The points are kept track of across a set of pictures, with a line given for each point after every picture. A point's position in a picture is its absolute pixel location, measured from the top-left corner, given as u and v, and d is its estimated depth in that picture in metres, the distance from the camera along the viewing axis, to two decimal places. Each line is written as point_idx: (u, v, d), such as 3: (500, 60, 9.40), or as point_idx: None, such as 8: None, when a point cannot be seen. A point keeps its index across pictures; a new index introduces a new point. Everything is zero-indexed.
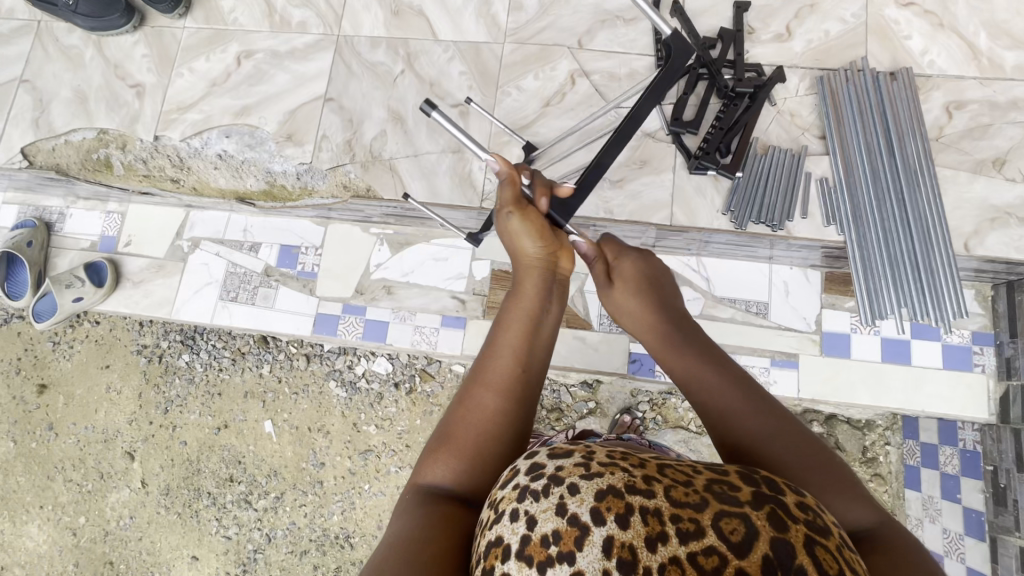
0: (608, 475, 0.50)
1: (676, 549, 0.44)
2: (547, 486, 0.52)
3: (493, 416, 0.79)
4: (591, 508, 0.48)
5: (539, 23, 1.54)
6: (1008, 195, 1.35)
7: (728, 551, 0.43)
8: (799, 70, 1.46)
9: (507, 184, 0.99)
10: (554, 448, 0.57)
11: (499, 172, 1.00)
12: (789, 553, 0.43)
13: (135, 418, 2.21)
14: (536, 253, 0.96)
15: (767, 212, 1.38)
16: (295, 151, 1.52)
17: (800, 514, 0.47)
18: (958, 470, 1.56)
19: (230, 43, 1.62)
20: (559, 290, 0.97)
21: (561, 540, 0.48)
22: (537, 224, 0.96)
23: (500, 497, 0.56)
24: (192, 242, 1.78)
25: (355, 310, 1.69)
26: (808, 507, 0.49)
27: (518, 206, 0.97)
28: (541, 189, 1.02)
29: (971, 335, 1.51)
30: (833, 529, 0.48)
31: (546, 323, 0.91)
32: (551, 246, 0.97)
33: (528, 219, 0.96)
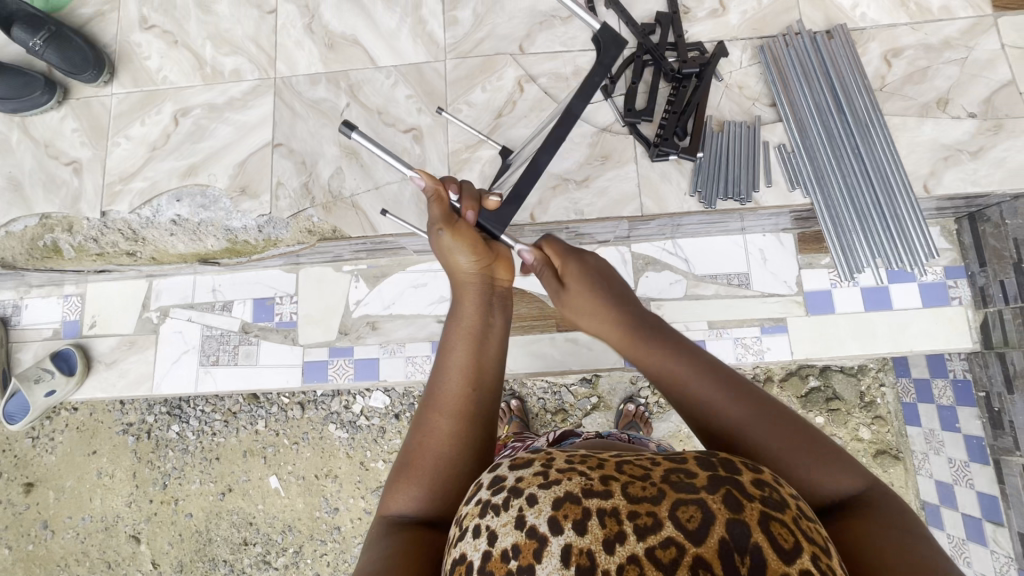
0: (567, 480, 0.51)
1: (635, 547, 0.44)
2: (506, 500, 0.53)
3: (449, 440, 0.80)
4: (548, 518, 0.48)
5: (477, 34, 1.53)
6: (956, 132, 1.38)
7: (685, 540, 0.44)
8: (739, 42, 1.47)
9: (434, 201, 0.97)
10: (515, 460, 0.58)
11: (425, 188, 0.98)
12: (743, 533, 0.44)
13: (133, 499, 2.13)
14: (473, 270, 0.98)
15: (732, 186, 1.39)
16: (252, 205, 1.47)
17: (756, 492, 0.48)
18: (953, 400, 1.63)
19: (163, 103, 1.56)
20: (499, 302, 0.97)
21: (520, 553, 0.47)
22: (469, 241, 0.96)
23: (465, 513, 0.56)
24: (161, 312, 1.71)
25: (342, 351, 1.65)
26: (764, 483, 0.50)
27: (449, 222, 0.97)
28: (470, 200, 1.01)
29: (944, 271, 1.56)
30: (790, 501, 0.49)
31: (492, 335, 0.92)
32: (484, 259, 0.98)
33: (460, 236, 0.97)
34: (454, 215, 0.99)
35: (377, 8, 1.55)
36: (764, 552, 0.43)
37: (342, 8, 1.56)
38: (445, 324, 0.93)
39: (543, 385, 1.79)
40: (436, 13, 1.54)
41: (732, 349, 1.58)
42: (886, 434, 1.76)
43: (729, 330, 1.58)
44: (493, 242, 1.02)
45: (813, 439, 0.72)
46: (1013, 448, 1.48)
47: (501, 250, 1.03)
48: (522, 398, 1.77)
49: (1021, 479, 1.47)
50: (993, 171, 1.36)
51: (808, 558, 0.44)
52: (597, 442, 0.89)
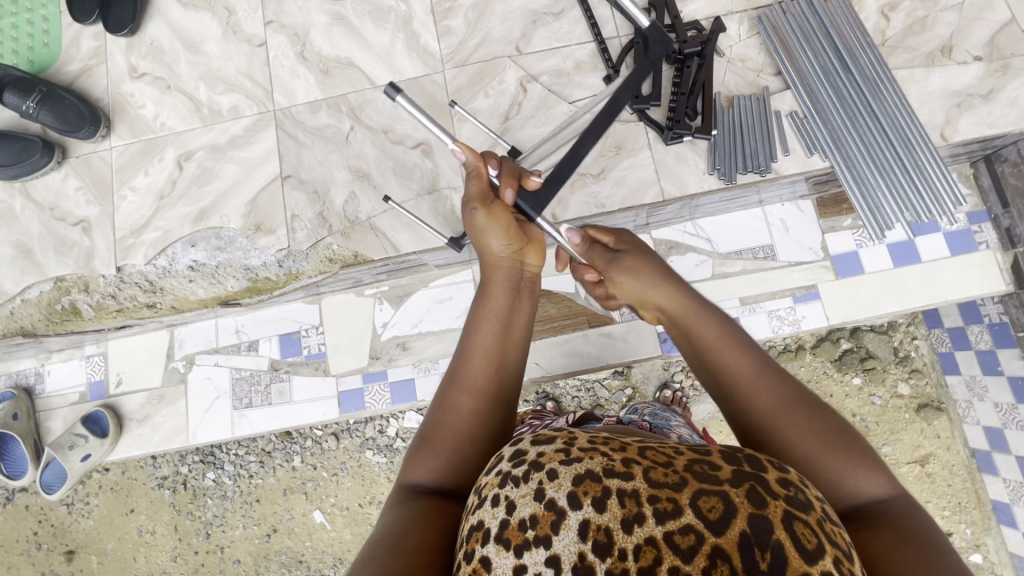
0: (589, 458, 0.56)
1: (652, 529, 0.49)
2: (528, 472, 0.57)
3: (468, 417, 0.85)
4: (567, 492, 0.54)
5: (472, 41, 1.51)
6: (966, 77, 1.37)
7: (704, 528, 0.49)
8: (736, 15, 1.47)
9: (475, 176, 1.05)
10: (537, 435, 0.63)
11: (466, 163, 1.03)
12: (765, 529, 0.48)
13: (178, 553, 2.11)
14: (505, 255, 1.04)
15: (751, 159, 1.37)
16: (269, 241, 1.45)
17: (780, 491, 0.52)
18: (991, 344, 1.63)
19: (165, 149, 1.54)
20: (527, 288, 1.04)
21: (538, 524, 0.53)
22: (505, 219, 1.03)
23: (484, 483, 0.61)
24: (186, 360, 1.69)
25: (376, 376, 1.63)
26: (790, 483, 0.54)
27: (484, 202, 1.03)
28: (508, 179, 1.05)
29: (967, 217, 1.55)
30: (814, 504, 0.53)
31: (519, 322, 0.98)
32: (516, 241, 1.05)
33: (494, 216, 1.03)
34: (492, 194, 1.05)
35: (368, 29, 1.54)
36: (784, 548, 0.47)
37: (332, 33, 1.55)
38: (476, 300, 1.01)
39: (577, 383, 1.77)
40: (428, 25, 1.53)
41: (767, 322, 1.57)
42: (926, 387, 1.77)
43: (761, 304, 1.57)
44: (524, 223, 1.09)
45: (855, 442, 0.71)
46: None
47: (535, 232, 1.10)
48: (558, 398, 1.75)
49: None
50: (1008, 111, 1.35)
51: (829, 560, 0.48)
52: (618, 429, 0.91)
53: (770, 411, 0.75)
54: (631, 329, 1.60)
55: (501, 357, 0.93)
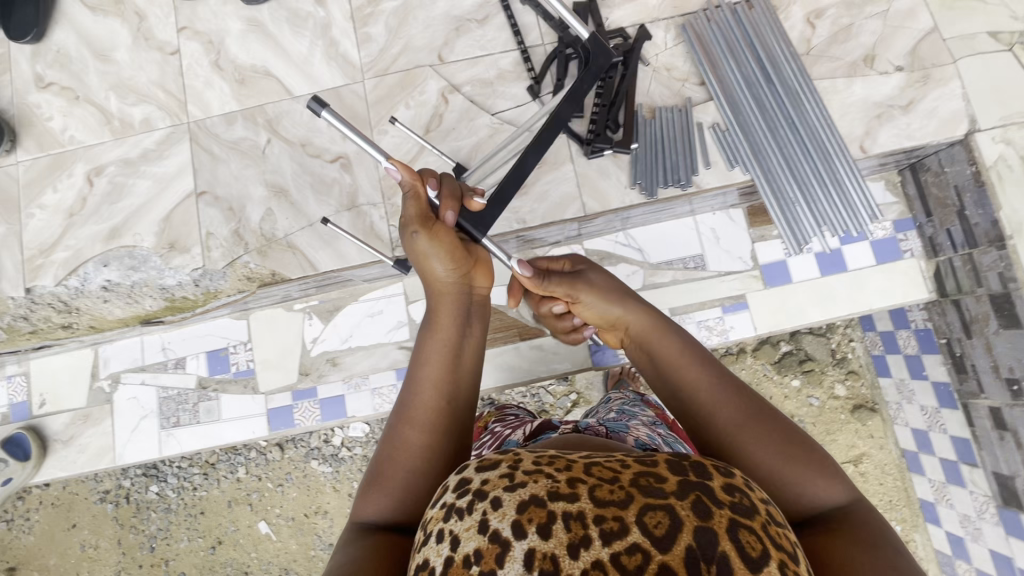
0: (532, 482, 0.50)
1: (599, 552, 0.44)
2: (472, 503, 0.51)
3: (419, 447, 0.84)
4: (512, 522, 0.47)
5: (393, 49, 1.46)
6: (886, 88, 1.36)
7: (650, 546, 0.44)
8: (661, 22, 1.44)
9: (412, 198, 0.97)
10: (482, 460, 0.56)
11: (403, 182, 0.96)
12: (709, 540, 0.44)
13: (122, 567, 2.08)
14: (449, 280, 0.99)
15: (672, 173, 1.35)
16: (183, 260, 1.40)
17: (725, 498, 0.49)
18: (918, 349, 1.64)
19: (74, 164, 1.47)
20: (477, 314, 1.01)
21: (482, 559, 0.46)
22: (450, 245, 0.97)
23: (428, 518, 0.54)
24: (111, 379, 1.65)
25: (305, 394, 1.60)
26: (733, 488, 0.50)
27: (427, 225, 0.96)
28: (448, 200, 0.99)
29: (893, 225, 1.54)
30: (758, 507, 0.50)
31: (466, 350, 0.96)
32: (463, 267, 1.00)
33: (437, 240, 0.96)
34: (433, 216, 0.98)
35: (285, 36, 1.48)
36: (728, 559, 0.44)
37: (248, 40, 1.49)
38: (422, 333, 0.96)
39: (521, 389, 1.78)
40: (347, 33, 1.47)
41: (696, 332, 1.57)
42: (861, 388, 1.80)
43: (690, 314, 1.57)
44: (469, 244, 1.02)
45: (813, 454, 0.76)
46: (978, 392, 1.46)
47: (480, 254, 1.04)
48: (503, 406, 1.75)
49: (989, 420, 1.45)
50: (927, 122, 1.34)
51: (774, 564, 0.45)
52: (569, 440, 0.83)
53: (732, 429, 0.80)
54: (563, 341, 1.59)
55: (450, 386, 0.91)
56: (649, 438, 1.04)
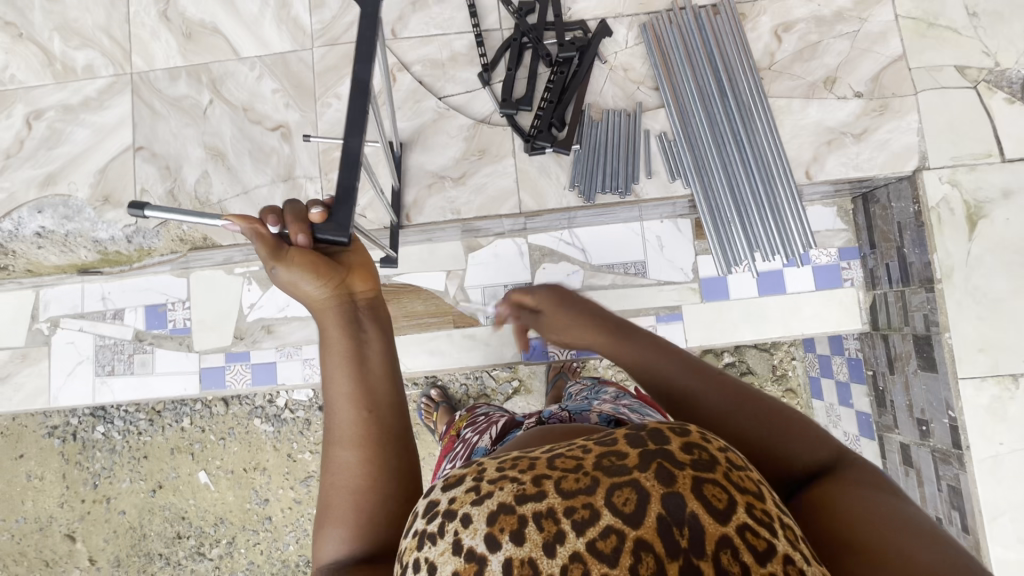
0: (495, 494, 0.40)
1: (576, 545, 0.36)
2: (440, 525, 0.42)
3: (356, 469, 0.63)
4: (484, 537, 0.38)
5: (346, 18, 1.41)
6: (842, 114, 1.32)
7: (624, 526, 0.36)
8: (624, 19, 1.39)
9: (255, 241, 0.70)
10: (448, 477, 0.45)
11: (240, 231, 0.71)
12: (680, 505, 0.36)
13: (66, 500, 2.14)
14: (323, 290, 0.71)
15: (611, 178, 1.33)
16: (116, 214, 1.39)
17: (688, 458, 0.39)
18: (848, 376, 1.62)
19: (13, 105, 1.44)
20: (372, 309, 0.73)
21: None
22: (308, 262, 0.70)
23: (403, 548, 0.44)
24: (51, 322, 1.66)
25: (239, 357, 1.62)
26: (693, 445, 0.40)
27: (279, 255, 0.70)
28: (295, 221, 0.71)
29: (838, 252, 1.52)
30: (720, 456, 0.40)
31: (372, 352, 0.69)
32: (336, 275, 0.72)
33: (296, 265, 0.69)
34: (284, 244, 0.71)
35: None
36: (703, 522, 0.35)
37: None
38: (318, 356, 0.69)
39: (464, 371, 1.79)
40: None
41: None
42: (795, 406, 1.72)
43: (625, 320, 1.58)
44: (339, 256, 0.74)
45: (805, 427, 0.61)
46: (892, 426, 1.46)
47: (352, 257, 0.74)
48: (443, 386, 1.77)
49: (899, 454, 1.46)
50: (877, 154, 1.31)
51: (743, 509, 0.37)
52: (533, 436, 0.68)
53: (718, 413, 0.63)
54: (496, 332, 1.59)
55: (371, 394, 0.67)
56: (617, 410, 0.78)
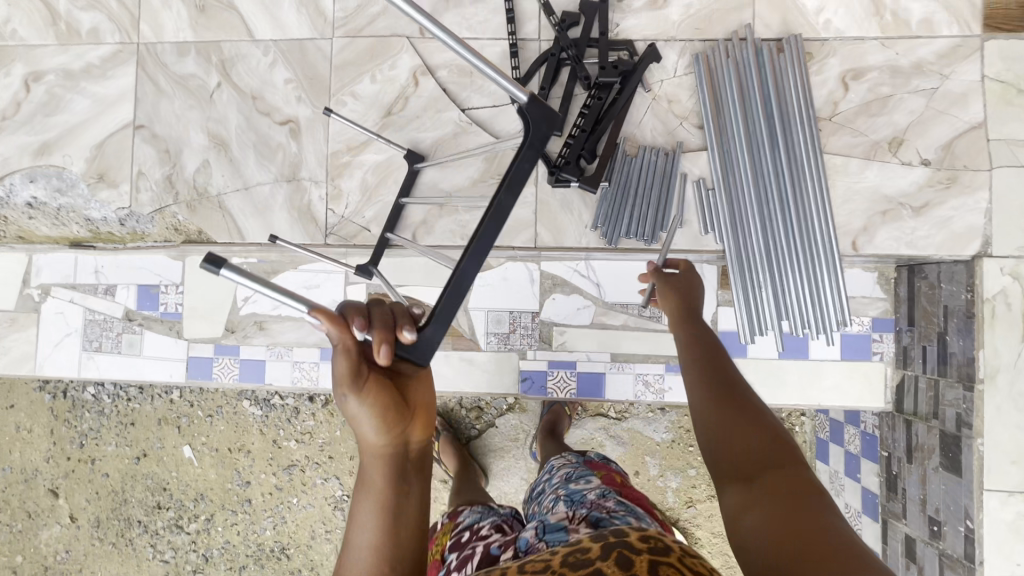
0: None
1: None
2: None
3: None
4: None
5: (372, 8, 1.29)
6: (903, 182, 1.20)
7: None
8: (677, 43, 1.25)
9: (343, 357, 0.60)
10: None
11: (332, 333, 0.60)
12: None
13: (52, 455, 2.14)
14: (383, 438, 0.64)
15: (638, 224, 1.23)
16: (110, 195, 1.33)
17: (642, 545, 0.56)
18: (859, 450, 1.52)
19: (12, 63, 1.35)
20: (420, 463, 0.68)
21: None
22: (380, 411, 0.62)
23: None
24: (42, 289, 1.61)
25: (228, 350, 1.56)
26: (648, 538, 0.58)
27: (356, 389, 0.61)
28: (382, 338, 0.61)
29: (871, 322, 1.39)
30: (673, 546, 0.57)
31: (409, 506, 0.66)
32: (398, 426, 0.64)
33: (371, 407, 0.62)
34: (367, 368, 0.62)
35: None
36: None
37: None
38: (354, 489, 0.67)
39: None
40: None
41: (632, 385, 1.49)
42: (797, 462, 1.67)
43: (632, 365, 1.49)
44: (407, 395, 0.66)
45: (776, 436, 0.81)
46: (900, 515, 1.37)
47: (421, 395, 0.67)
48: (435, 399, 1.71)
49: (901, 545, 1.37)
50: (934, 233, 1.19)
51: None
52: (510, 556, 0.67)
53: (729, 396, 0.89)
54: (494, 359, 1.51)
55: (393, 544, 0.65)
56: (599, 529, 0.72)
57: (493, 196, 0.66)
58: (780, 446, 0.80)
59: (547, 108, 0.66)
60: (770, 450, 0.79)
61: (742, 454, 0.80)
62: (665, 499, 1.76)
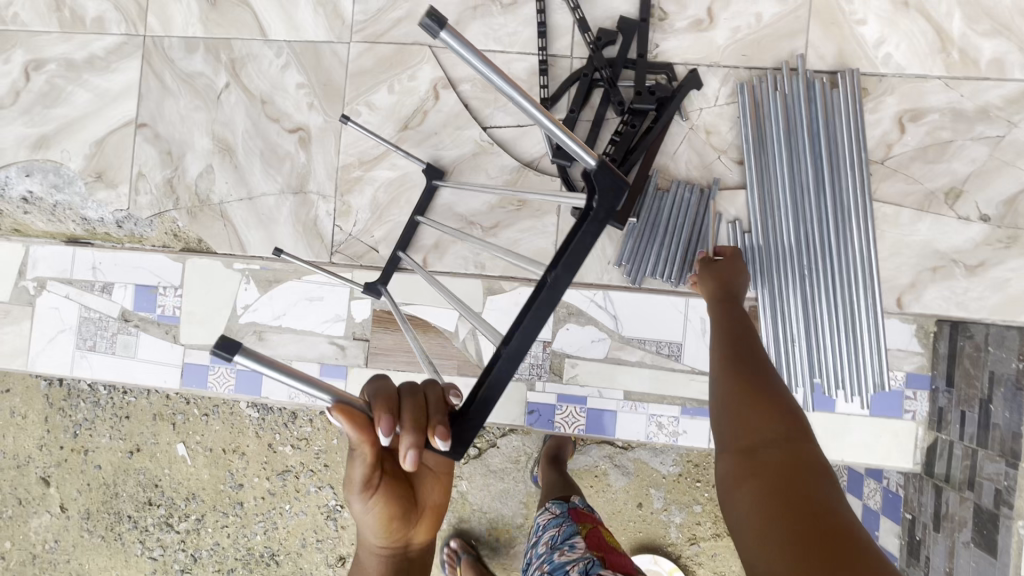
0: None
1: None
2: None
3: None
4: None
5: (393, 12, 1.20)
6: (958, 238, 1.10)
7: None
8: (720, 70, 1.16)
9: (361, 461, 0.58)
10: None
11: (351, 439, 0.57)
12: None
13: (45, 443, 2.05)
14: (386, 540, 0.64)
15: (666, 263, 1.14)
16: (108, 195, 1.28)
17: None
18: (879, 506, 1.39)
19: (13, 50, 1.28)
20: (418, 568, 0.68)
21: None
22: (388, 516, 0.62)
23: None
24: (37, 282, 1.39)
25: (225, 359, 1.36)
26: None
27: (368, 491, 0.60)
28: (409, 436, 0.56)
29: (906, 377, 1.28)
30: None
31: None
32: (402, 531, 0.65)
33: (379, 511, 0.62)
34: (382, 472, 0.61)
35: None
36: None
37: None
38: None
39: None
40: None
41: (644, 425, 1.41)
42: None
43: (645, 406, 1.41)
44: (416, 498, 0.66)
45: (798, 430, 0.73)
46: None
47: (430, 498, 0.68)
48: None
49: None
50: (988, 295, 1.10)
51: None
52: None
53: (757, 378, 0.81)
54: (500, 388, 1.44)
55: None
56: None
57: (548, 273, 0.59)
58: (796, 421, 0.74)
59: (617, 174, 0.58)
60: (783, 425, 0.74)
61: (753, 424, 0.75)
62: (666, 537, 1.57)
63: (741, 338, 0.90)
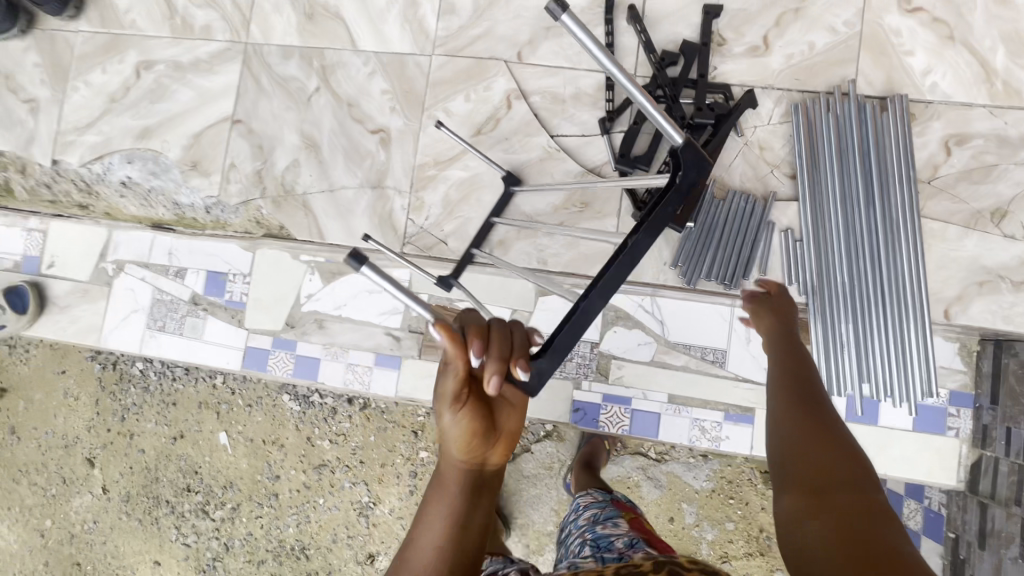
0: None
1: None
2: None
3: None
4: None
5: (473, 29, 1.32)
6: (1004, 255, 1.16)
7: None
8: (774, 91, 1.25)
9: (455, 375, 0.67)
10: None
11: (449, 355, 0.66)
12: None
13: (93, 425, 1.98)
14: (465, 454, 0.73)
15: (719, 267, 1.20)
16: (201, 182, 1.39)
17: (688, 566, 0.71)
18: (920, 527, 1.38)
19: (127, 51, 1.43)
20: (488, 486, 0.76)
21: None
22: (470, 430, 0.70)
23: None
24: (116, 265, 1.48)
25: (285, 344, 1.43)
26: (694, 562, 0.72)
27: (456, 405, 0.69)
28: (496, 362, 0.65)
29: (949, 395, 1.30)
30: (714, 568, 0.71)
31: (473, 520, 0.74)
32: (479, 447, 0.73)
33: (463, 425, 0.70)
34: (469, 391, 0.69)
35: None
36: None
37: None
38: (430, 486, 0.76)
39: None
40: None
41: (686, 429, 1.44)
42: None
43: (688, 410, 1.45)
44: (496, 421, 0.73)
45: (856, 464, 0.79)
46: None
47: (508, 424, 0.74)
48: None
49: None
50: None
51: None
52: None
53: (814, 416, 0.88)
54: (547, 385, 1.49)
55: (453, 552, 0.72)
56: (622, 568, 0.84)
57: (630, 237, 0.68)
58: (861, 461, 0.80)
59: (700, 153, 0.66)
60: (846, 464, 0.79)
61: (813, 460, 0.81)
62: (697, 553, 1.58)
63: (803, 378, 0.96)
